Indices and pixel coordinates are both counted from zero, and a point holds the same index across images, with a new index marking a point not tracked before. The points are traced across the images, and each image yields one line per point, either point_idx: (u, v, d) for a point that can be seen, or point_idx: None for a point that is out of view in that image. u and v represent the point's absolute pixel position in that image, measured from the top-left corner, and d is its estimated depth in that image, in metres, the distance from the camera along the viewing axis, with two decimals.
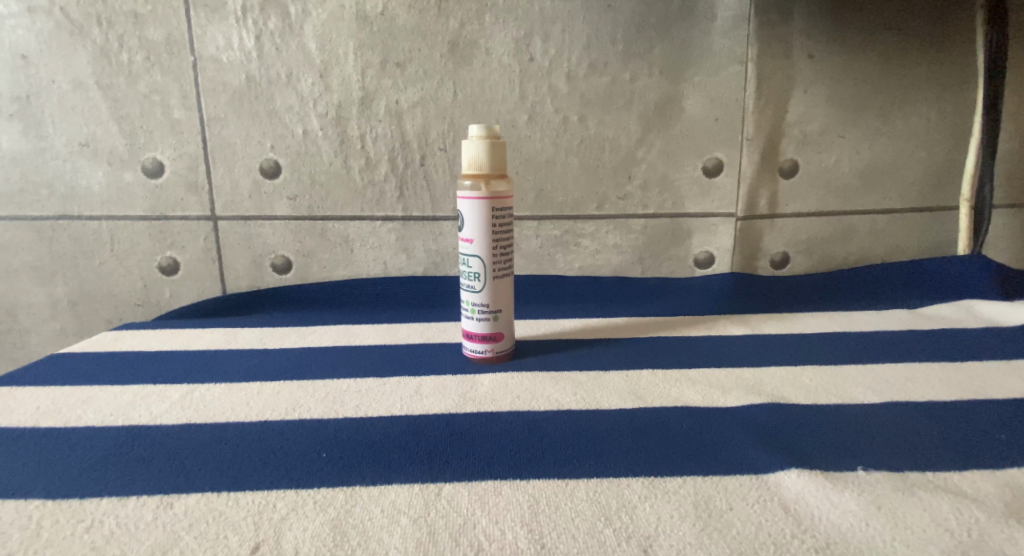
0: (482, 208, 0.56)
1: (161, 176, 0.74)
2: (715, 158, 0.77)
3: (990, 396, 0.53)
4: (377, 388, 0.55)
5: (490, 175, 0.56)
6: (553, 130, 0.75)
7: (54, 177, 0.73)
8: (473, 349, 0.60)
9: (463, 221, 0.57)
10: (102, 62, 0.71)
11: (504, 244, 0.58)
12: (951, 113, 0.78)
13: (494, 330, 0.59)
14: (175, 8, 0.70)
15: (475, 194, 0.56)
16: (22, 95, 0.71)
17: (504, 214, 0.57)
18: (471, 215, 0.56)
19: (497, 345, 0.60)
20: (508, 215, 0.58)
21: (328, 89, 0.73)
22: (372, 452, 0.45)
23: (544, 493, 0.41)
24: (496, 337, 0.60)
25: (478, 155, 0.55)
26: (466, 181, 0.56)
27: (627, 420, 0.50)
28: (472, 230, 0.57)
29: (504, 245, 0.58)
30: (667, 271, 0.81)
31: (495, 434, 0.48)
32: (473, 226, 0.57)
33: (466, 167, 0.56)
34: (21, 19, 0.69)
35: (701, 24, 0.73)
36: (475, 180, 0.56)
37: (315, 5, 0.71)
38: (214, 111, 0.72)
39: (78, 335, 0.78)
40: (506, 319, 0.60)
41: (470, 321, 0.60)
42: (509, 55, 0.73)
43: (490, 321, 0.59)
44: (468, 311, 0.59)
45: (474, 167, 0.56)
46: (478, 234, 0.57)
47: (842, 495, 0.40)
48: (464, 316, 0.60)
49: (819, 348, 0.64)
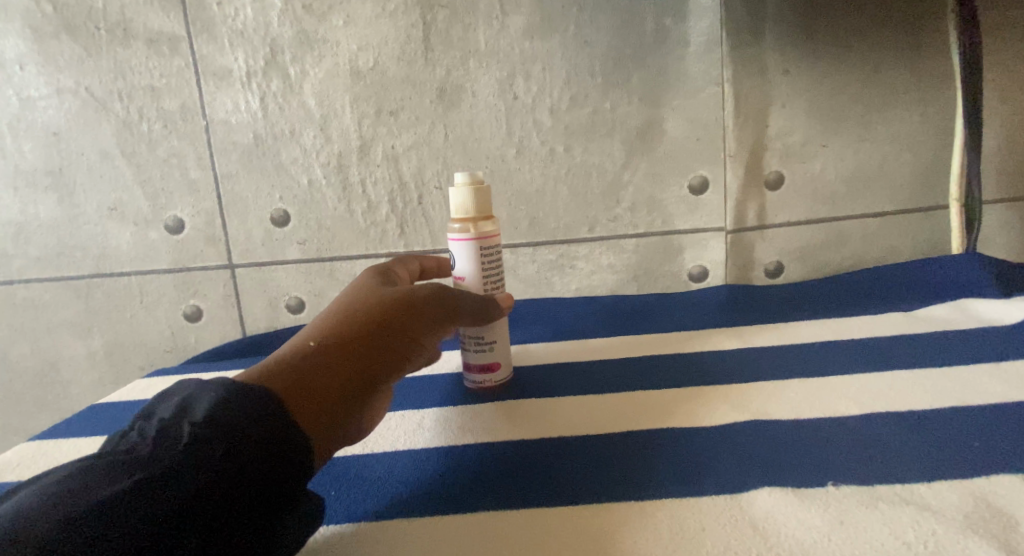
0: (471, 247, 0.56)
1: (182, 232, 0.80)
2: (700, 176, 0.80)
3: (969, 401, 0.54)
4: (383, 424, 0.59)
5: (476, 217, 0.56)
6: (542, 161, 0.79)
7: (89, 241, 0.80)
8: (471, 379, 0.62)
9: (456, 257, 0.58)
10: (124, 133, 0.77)
11: (497, 282, 0.57)
12: (934, 115, 0.79)
13: (491, 360, 0.61)
14: (187, 79, 0.76)
15: (463, 236, 0.56)
16: (56, 168, 0.77)
17: (495, 252, 0.57)
18: (461, 253, 0.57)
19: (495, 375, 0.62)
20: (498, 252, 0.57)
21: (328, 140, 0.78)
22: (375, 487, 0.49)
23: (531, 521, 0.44)
24: (494, 367, 0.61)
25: (464, 201, 0.56)
26: (454, 224, 0.57)
27: (615, 441, 0.53)
28: (464, 269, 0.57)
29: (497, 282, 0.57)
30: (662, 287, 0.84)
31: (488, 464, 0.51)
32: (463, 267, 0.57)
33: (454, 212, 0.57)
34: (51, 100, 0.76)
35: (675, 51, 0.76)
36: (463, 223, 0.56)
37: (312, 65, 0.76)
38: (226, 169, 0.78)
39: (115, 383, 0.84)
40: (503, 350, 0.62)
41: (467, 352, 0.61)
42: (494, 95, 0.77)
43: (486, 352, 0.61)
44: (465, 342, 0.60)
45: (461, 209, 0.56)
46: (468, 274, 0.57)
47: (809, 512, 0.43)
48: (461, 349, 0.61)
49: (807, 355, 0.66)
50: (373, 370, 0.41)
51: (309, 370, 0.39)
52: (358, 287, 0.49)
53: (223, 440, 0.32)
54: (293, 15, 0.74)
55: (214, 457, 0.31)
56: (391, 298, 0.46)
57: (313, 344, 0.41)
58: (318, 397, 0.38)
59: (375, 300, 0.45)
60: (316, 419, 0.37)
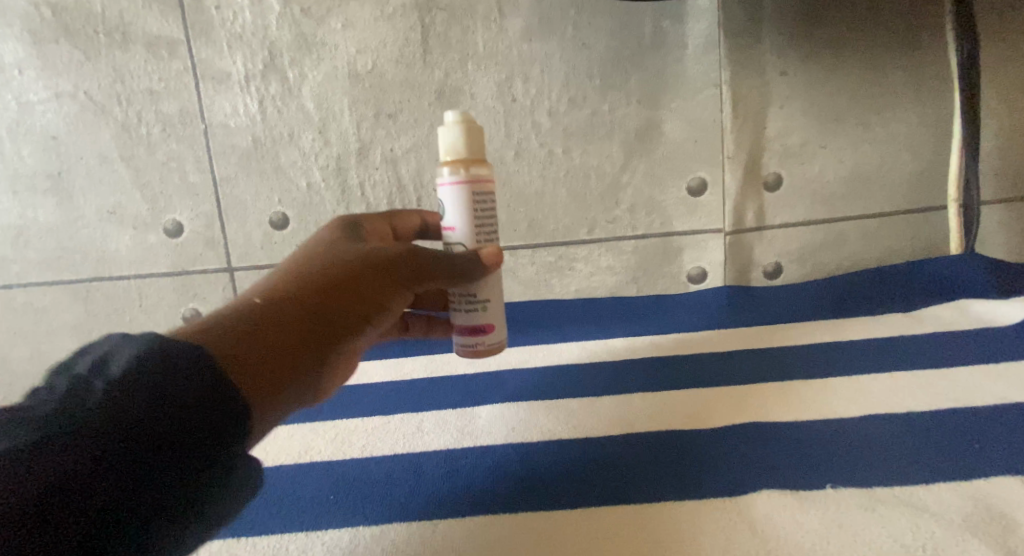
0: (464, 193, 0.48)
1: (181, 235, 0.80)
2: (699, 178, 0.80)
3: (969, 402, 0.54)
4: (383, 426, 0.58)
5: (471, 156, 0.48)
6: (541, 163, 0.79)
7: (88, 244, 0.80)
8: (460, 344, 0.52)
9: (444, 207, 0.49)
10: (123, 137, 0.77)
11: (493, 231, 0.50)
12: (932, 116, 0.79)
13: (482, 322, 0.51)
14: (185, 82, 0.76)
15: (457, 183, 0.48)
16: (55, 171, 0.77)
17: (491, 197, 0.49)
18: (451, 200, 0.48)
19: (488, 338, 0.52)
20: (495, 198, 0.50)
21: (327, 143, 0.78)
22: (375, 492, 0.49)
23: (531, 525, 0.44)
24: (487, 330, 0.51)
25: (456, 141, 0.47)
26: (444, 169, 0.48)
27: (615, 443, 0.53)
28: (454, 218, 0.49)
29: (493, 231, 0.50)
30: (661, 288, 0.84)
31: (488, 467, 0.51)
32: (455, 218, 0.48)
33: (443, 154, 0.48)
34: (50, 104, 0.76)
35: (674, 52, 0.76)
36: (456, 167, 0.48)
37: (310, 68, 0.76)
38: (225, 172, 0.78)
39: None
40: (497, 307, 0.52)
41: (455, 313, 0.52)
42: (493, 97, 0.77)
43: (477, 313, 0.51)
44: (453, 300, 0.52)
45: (452, 149, 0.48)
46: (461, 227, 0.48)
47: (808, 514, 0.43)
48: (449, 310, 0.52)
49: (806, 356, 0.66)
50: (327, 326, 0.41)
51: (258, 327, 0.38)
52: (318, 242, 0.47)
53: (158, 394, 0.31)
54: (291, 18, 0.75)
55: (154, 410, 0.31)
56: (347, 255, 0.44)
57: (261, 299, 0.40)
58: (265, 353, 0.37)
59: (325, 262, 0.43)
60: (261, 375, 0.37)
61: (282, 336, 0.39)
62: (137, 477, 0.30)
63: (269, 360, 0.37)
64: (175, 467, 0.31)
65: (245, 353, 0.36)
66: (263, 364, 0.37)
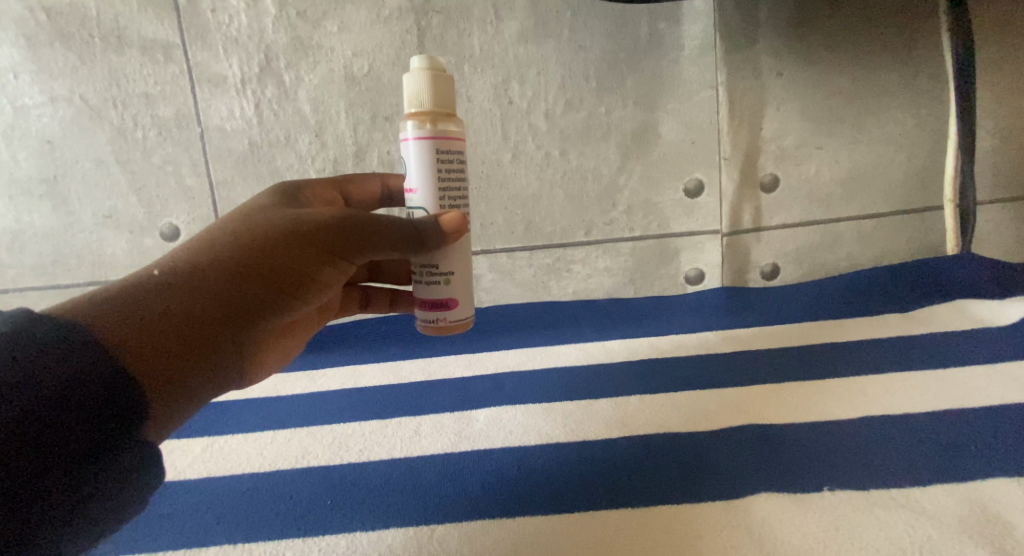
0: (426, 151, 0.47)
1: (178, 239, 0.80)
2: (696, 180, 0.80)
3: (965, 403, 0.54)
4: (380, 430, 0.58)
5: (434, 113, 0.47)
6: (537, 165, 0.79)
7: (84, 248, 0.79)
8: (422, 319, 0.53)
9: (406, 167, 0.49)
10: (119, 140, 0.77)
11: (456, 195, 0.49)
12: (927, 115, 0.80)
13: (445, 295, 0.51)
14: (181, 85, 0.76)
15: (420, 134, 0.47)
16: (50, 176, 0.77)
17: (455, 159, 0.49)
18: (413, 160, 0.48)
19: (451, 314, 0.52)
20: (459, 159, 0.49)
21: (324, 146, 0.78)
22: (372, 497, 0.49)
23: (529, 529, 0.45)
24: (448, 305, 0.52)
25: (420, 90, 0.47)
26: (408, 120, 0.48)
27: (613, 446, 0.53)
28: (416, 179, 0.48)
29: (456, 195, 0.50)
30: (659, 289, 0.84)
31: (485, 471, 0.51)
32: (417, 173, 0.48)
33: (407, 105, 0.48)
34: (45, 108, 0.75)
35: (670, 54, 0.77)
36: (420, 117, 0.47)
37: (307, 72, 0.76)
38: (222, 176, 0.78)
39: None
40: (460, 284, 0.52)
41: (418, 286, 0.52)
42: (489, 100, 0.77)
43: (440, 286, 0.51)
44: (416, 273, 0.52)
45: (416, 104, 0.47)
46: (422, 182, 0.48)
47: (805, 517, 0.44)
48: (413, 283, 0.53)
49: (804, 357, 0.66)
50: (235, 298, 0.42)
51: (155, 300, 0.40)
52: (252, 206, 0.47)
53: (20, 368, 0.33)
54: (287, 21, 0.74)
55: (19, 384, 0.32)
56: (270, 226, 0.44)
57: (166, 270, 0.41)
58: (160, 325, 0.39)
59: (244, 236, 0.44)
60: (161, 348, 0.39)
61: (181, 308, 0.40)
62: (19, 449, 0.32)
63: (164, 332, 0.39)
64: (55, 434, 0.33)
65: (138, 326, 0.38)
66: (157, 335, 0.39)
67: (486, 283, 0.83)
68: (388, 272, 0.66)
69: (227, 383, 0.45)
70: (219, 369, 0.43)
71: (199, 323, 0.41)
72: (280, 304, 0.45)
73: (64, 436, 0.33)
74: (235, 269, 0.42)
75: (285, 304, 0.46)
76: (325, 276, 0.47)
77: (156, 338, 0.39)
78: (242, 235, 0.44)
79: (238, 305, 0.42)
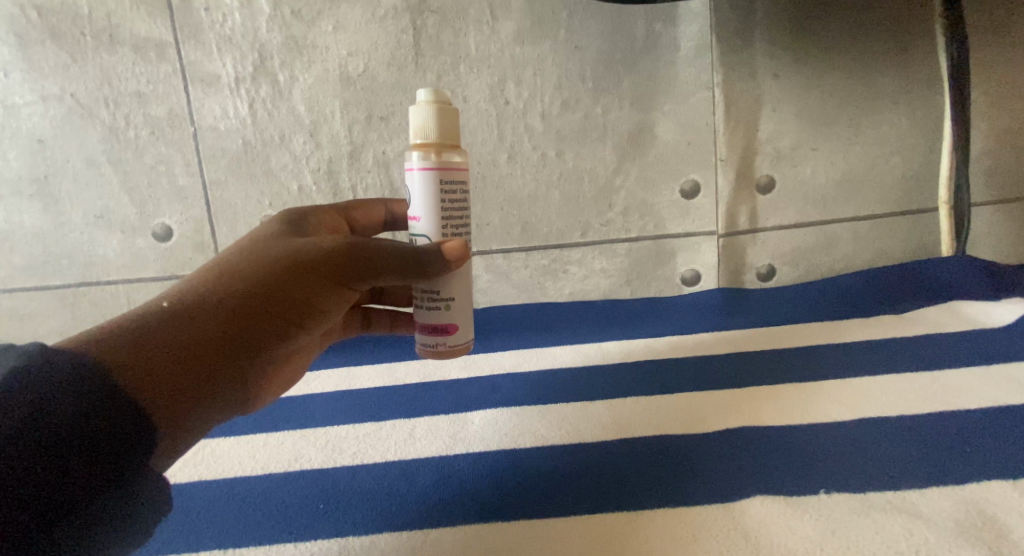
0: (430, 182, 0.47)
1: (171, 239, 0.79)
2: (692, 181, 0.80)
3: (960, 406, 0.54)
4: (374, 433, 0.57)
5: (439, 143, 0.47)
6: (534, 166, 0.79)
7: (75, 249, 0.79)
8: (422, 343, 0.52)
9: (411, 195, 0.48)
10: (112, 140, 0.76)
11: (460, 224, 0.49)
12: (922, 118, 0.80)
13: (446, 321, 0.51)
14: (174, 85, 0.75)
15: (424, 166, 0.47)
16: (41, 175, 0.76)
17: (459, 189, 0.48)
18: (418, 189, 0.48)
19: (451, 338, 0.51)
20: (463, 190, 0.49)
21: (318, 146, 0.77)
22: (366, 501, 0.48)
23: (523, 533, 0.44)
24: (449, 330, 0.51)
25: (425, 123, 0.47)
26: (413, 151, 0.47)
27: (609, 448, 0.53)
28: (420, 208, 0.48)
29: (460, 224, 0.49)
30: (655, 291, 0.83)
31: (481, 475, 0.50)
32: (420, 203, 0.48)
33: (411, 136, 0.47)
34: (35, 107, 0.74)
35: (666, 55, 0.76)
36: (425, 148, 0.47)
37: (301, 71, 0.75)
38: (215, 176, 0.78)
39: None
40: (461, 306, 0.51)
41: (419, 310, 0.52)
42: (485, 100, 0.76)
43: (439, 311, 0.51)
44: (417, 298, 0.52)
45: (421, 135, 0.47)
46: (426, 212, 0.48)
47: (802, 520, 0.43)
48: (414, 307, 0.52)
49: (800, 358, 0.66)
50: (241, 328, 0.42)
51: (160, 332, 0.39)
52: (259, 236, 0.47)
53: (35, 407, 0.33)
54: (281, 20, 0.74)
55: (27, 422, 0.32)
56: (275, 255, 0.44)
57: (174, 301, 0.41)
58: (166, 358, 0.38)
59: (248, 265, 0.43)
60: (168, 380, 0.38)
61: (189, 339, 0.39)
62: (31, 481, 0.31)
63: (169, 363, 0.38)
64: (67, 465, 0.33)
65: (144, 359, 0.38)
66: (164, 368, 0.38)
67: (482, 284, 0.82)
68: (389, 294, 0.66)
69: (230, 415, 0.44)
70: (223, 402, 0.42)
71: (204, 355, 0.40)
72: (285, 333, 0.44)
73: (69, 477, 0.33)
74: (240, 298, 0.42)
75: (289, 334, 0.45)
76: (330, 304, 0.46)
77: (160, 372, 0.38)
78: (249, 265, 0.43)
79: (244, 335, 0.42)
